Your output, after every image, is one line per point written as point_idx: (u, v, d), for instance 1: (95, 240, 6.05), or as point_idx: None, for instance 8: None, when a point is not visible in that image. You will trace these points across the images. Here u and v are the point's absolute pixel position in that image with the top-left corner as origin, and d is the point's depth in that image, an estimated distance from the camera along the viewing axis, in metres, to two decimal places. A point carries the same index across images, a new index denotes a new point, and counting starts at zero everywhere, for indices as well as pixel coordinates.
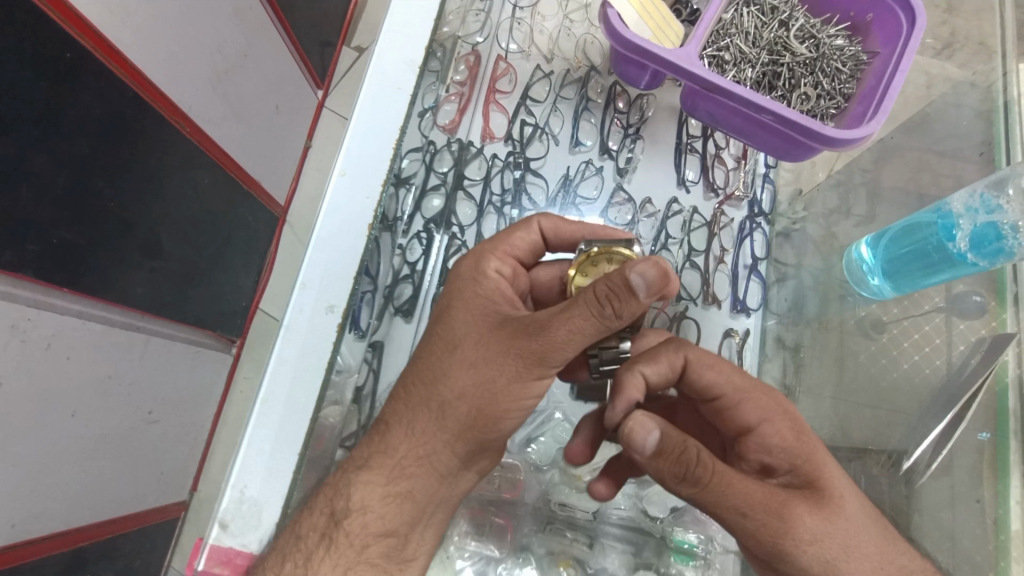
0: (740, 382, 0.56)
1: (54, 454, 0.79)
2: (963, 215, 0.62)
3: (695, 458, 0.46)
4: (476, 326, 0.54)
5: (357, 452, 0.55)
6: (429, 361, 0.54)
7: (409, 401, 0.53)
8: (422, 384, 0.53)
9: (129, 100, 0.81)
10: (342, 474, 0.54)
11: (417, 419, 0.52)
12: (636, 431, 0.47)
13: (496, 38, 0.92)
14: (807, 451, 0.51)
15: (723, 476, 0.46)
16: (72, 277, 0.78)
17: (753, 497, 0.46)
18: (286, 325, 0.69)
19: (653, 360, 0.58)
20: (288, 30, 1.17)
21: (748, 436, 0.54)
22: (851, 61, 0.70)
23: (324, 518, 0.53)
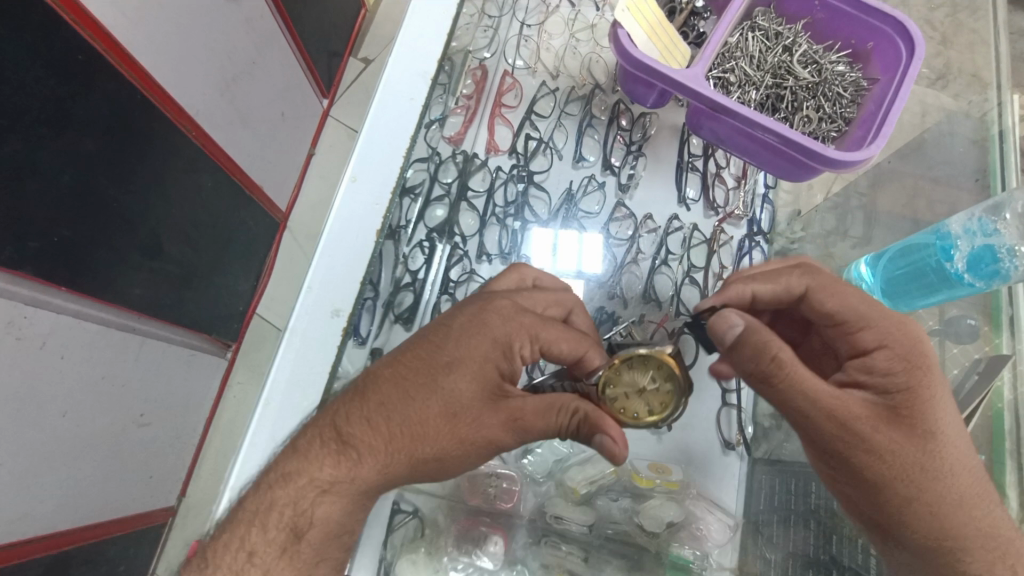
0: (866, 306, 0.54)
1: (42, 454, 0.79)
2: (961, 237, 0.63)
3: (778, 352, 0.49)
4: (466, 343, 0.54)
5: (326, 464, 0.51)
6: (416, 370, 0.53)
7: (375, 448, 0.51)
8: (406, 400, 0.52)
9: (137, 103, 0.82)
10: (310, 485, 0.50)
11: (379, 464, 0.51)
12: (727, 321, 0.51)
13: (504, 54, 0.94)
14: (912, 381, 0.51)
15: (801, 373, 0.49)
16: (71, 276, 0.78)
17: (830, 397, 0.49)
18: (291, 328, 0.68)
19: (772, 280, 0.58)
20: (297, 39, 1.19)
21: (857, 358, 0.54)
22: (851, 87, 0.73)
23: (289, 519, 0.51)
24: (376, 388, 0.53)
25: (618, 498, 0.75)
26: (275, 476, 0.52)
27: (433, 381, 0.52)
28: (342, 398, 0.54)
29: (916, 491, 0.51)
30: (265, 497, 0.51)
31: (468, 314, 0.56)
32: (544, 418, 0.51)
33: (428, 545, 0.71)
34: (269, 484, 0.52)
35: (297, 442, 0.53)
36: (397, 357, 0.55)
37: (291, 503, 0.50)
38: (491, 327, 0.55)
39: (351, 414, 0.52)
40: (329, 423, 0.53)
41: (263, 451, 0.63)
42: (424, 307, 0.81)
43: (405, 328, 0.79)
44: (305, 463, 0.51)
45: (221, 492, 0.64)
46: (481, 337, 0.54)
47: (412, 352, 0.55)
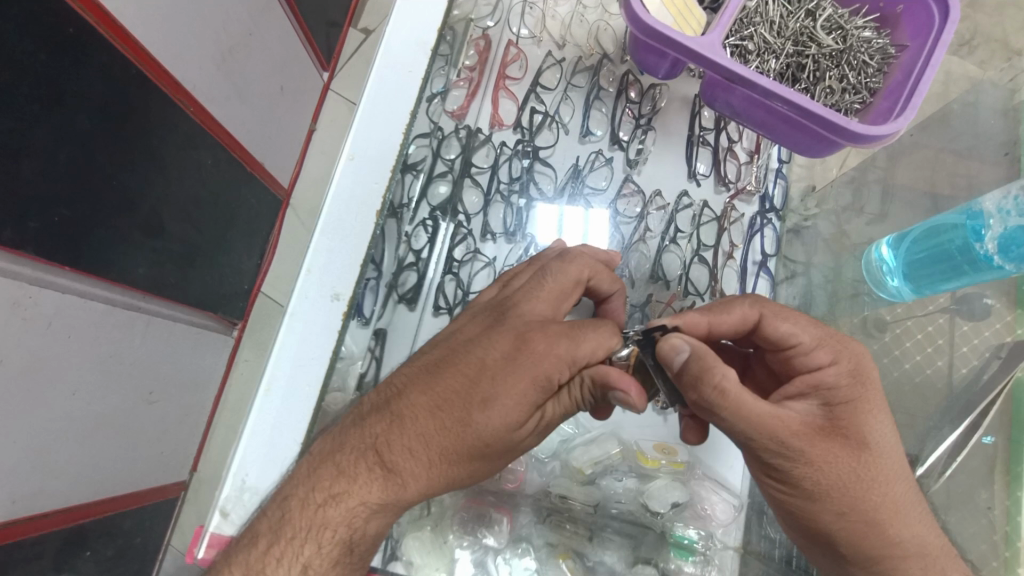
0: (818, 331, 0.54)
1: (55, 433, 0.79)
2: (994, 216, 0.60)
3: (724, 374, 0.47)
4: (501, 377, 0.50)
5: (372, 489, 0.49)
6: (454, 398, 0.50)
7: (427, 465, 0.49)
8: (445, 431, 0.49)
9: (133, 77, 0.79)
10: (360, 507, 0.49)
11: (427, 479, 0.50)
12: (674, 346, 0.50)
13: (507, 23, 0.90)
14: (861, 397, 0.50)
15: (749, 404, 0.47)
16: (75, 255, 0.77)
17: (771, 414, 0.48)
18: (291, 311, 0.68)
19: (728, 310, 0.55)
20: (294, 9, 1.15)
21: (812, 374, 0.52)
22: (879, 54, 0.69)
23: (343, 536, 0.49)
24: (415, 416, 0.50)
25: (623, 478, 0.74)
26: (319, 498, 0.49)
27: (470, 411, 0.49)
28: (378, 421, 0.51)
29: (856, 502, 0.48)
30: (310, 519, 0.49)
31: (502, 345, 0.52)
32: (560, 405, 0.55)
33: (433, 520, 0.71)
34: (315, 506, 0.49)
35: (334, 462, 0.50)
36: (430, 384, 0.51)
37: (341, 523, 0.49)
38: (529, 360, 0.50)
39: (392, 440, 0.49)
40: (371, 446, 0.50)
41: (266, 433, 0.64)
42: (428, 287, 0.77)
43: (409, 308, 0.77)
44: (351, 487, 0.49)
45: (223, 478, 0.64)
46: (520, 373, 0.50)
47: (444, 380, 0.51)
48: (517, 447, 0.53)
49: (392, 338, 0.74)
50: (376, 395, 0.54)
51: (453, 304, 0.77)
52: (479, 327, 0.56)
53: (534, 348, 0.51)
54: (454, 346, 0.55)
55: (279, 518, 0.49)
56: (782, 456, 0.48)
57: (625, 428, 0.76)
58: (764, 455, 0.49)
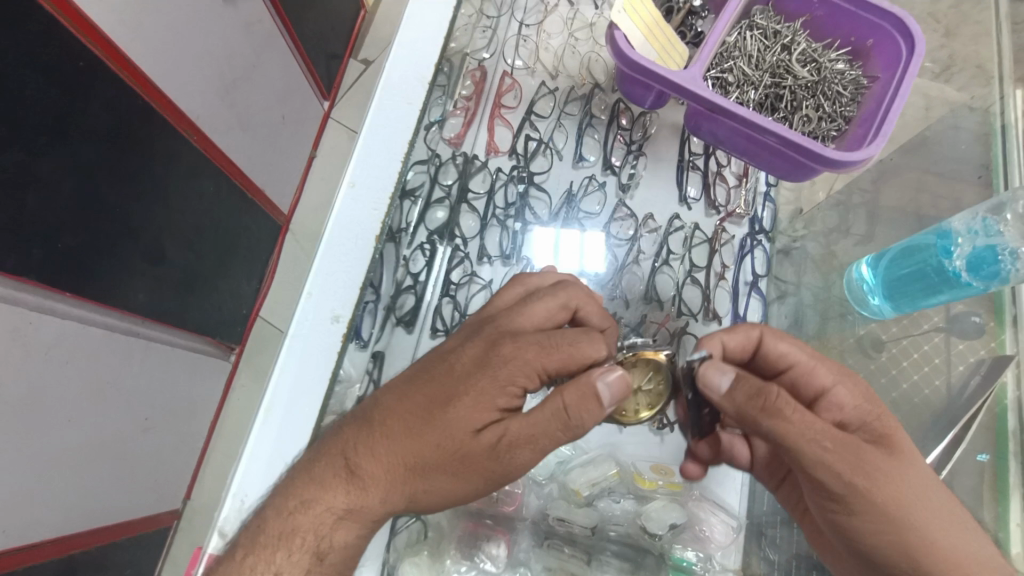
0: (808, 352, 0.57)
1: (51, 459, 0.79)
2: (963, 236, 0.63)
3: (773, 394, 0.46)
4: (468, 382, 0.51)
5: (340, 493, 0.50)
6: (421, 403, 0.51)
7: (389, 469, 0.50)
8: (410, 436, 0.50)
9: (138, 109, 0.82)
10: (328, 513, 0.50)
11: (390, 482, 0.50)
12: (710, 377, 0.48)
13: (502, 55, 0.93)
14: (879, 412, 0.51)
15: (804, 424, 0.46)
16: (76, 281, 0.79)
17: (837, 437, 0.46)
18: (291, 336, 0.70)
19: (732, 330, 0.60)
20: (296, 42, 1.19)
21: (823, 398, 0.53)
22: (851, 85, 0.72)
23: (311, 544, 0.49)
24: (383, 420, 0.51)
25: (620, 499, 0.74)
26: (292, 504, 0.50)
27: (432, 416, 0.50)
28: (353, 426, 0.52)
29: (913, 523, 0.47)
30: (282, 526, 0.50)
31: (474, 352, 0.53)
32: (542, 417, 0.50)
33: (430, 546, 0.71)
34: (287, 512, 0.50)
35: (310, 470, 0.51)
36: (404, 391, 0.52)
37: (310, 530, 0.49)
38: (496, 367, 0.51)
39: (362, 444, 0.51)
40: (344, 451, 0.51)
41: (266, 454, 0.66)
42: (426, 310, 0.79)
43: (407, 331, 0.77)
44: (320, 492, 0.50)
45: (222, 498, 0.65)
46: (485, 378, 0.51)
47: (417, 386, 0.52)
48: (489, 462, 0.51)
49: (390, 360, 0.74)
50: (357, 403, 0.55)
51: (450, 326, 0.78)
52: (459, 339, 0.56)
53: (501, 357, 0.51)
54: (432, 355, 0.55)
55: (256, 528, 0.51)
56: (851, 485, 0.46)
57: (622, 449, 0.78)
58: (831, 483, 0.47)
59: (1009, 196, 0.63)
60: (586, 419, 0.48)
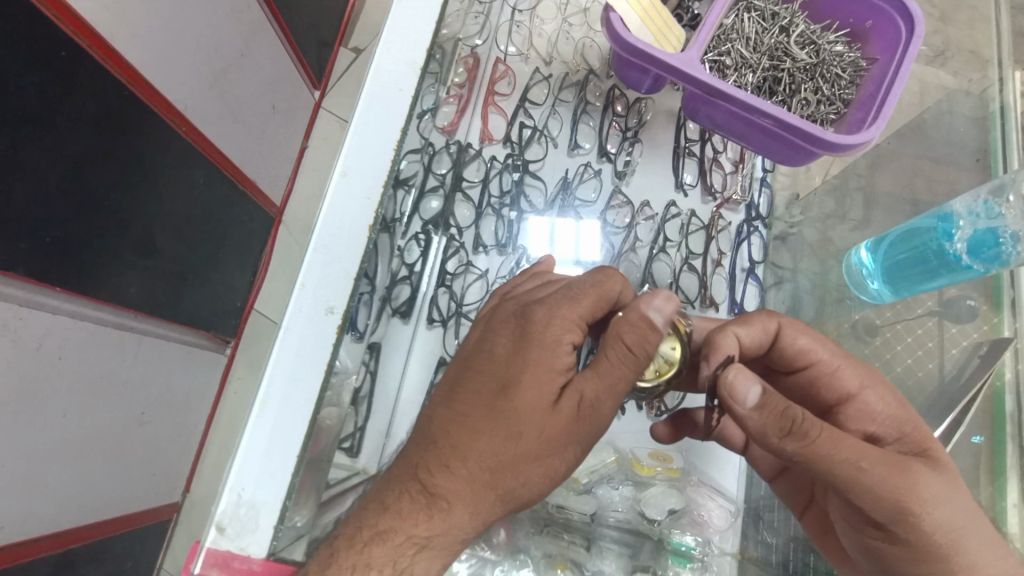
0: (831, 352, 0.56)
1: (46, 454, 0.79)
2: (964, 218, 0.63)
3: (801, 416, 0.44)
4: (516, 360, 0.49)
5: (419, 520, 0.45)
6: (477, 401, 0.48)
7: (467, 477, 0.46)
8: (480, 435, 0.47)
9: (124, 99, 0.80)
10: (408, 542, 0.45)
11: (472, 489, 0.46)
12: (736, 394, 0.45)
13: (495, 41, 0.92)
14: (912, 422, 0.51)
15: (850, 447, 0.44)
16: (66, 275, 0.78)
17: (881, 459, 0.45)
18: (285, 326, 0.63)
19: (745, 322, 0.56)
20: (285, 31, 1.17)
21: (848, 403, 0.54)
22: (851, 67, 0.71)
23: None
24: (449, 431, 0.48)
25: (619, 485, 0.75)
26: (365, 536, 0.45)
27: (495, 413, 0.47)
28: (415, 446, 0.49)
29: (965, 546, 0.46)
30: (354, 557, 0.44)
31: (507, 334, 0.51)
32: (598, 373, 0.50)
33: None
34: (361, 545, 0.45)
35: (378, 499, 0.47)
36: (453, 396, 0.50)
37: (387, 563, 0.44)
38: (537, 335, 0.50)
39: (432, 463, 0.47)
40: (412, 473, 0.47)
41: (262, 445, 0.58)
42: (422, 300, 0.80)
43: (403, 320, 0.79)
44: (398, 521, 0.45)
45: (218, 497, 0.56)
46: (532, 351, 0.49)
47: (463, 388, 0.50)
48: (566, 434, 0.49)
49: (386, 350, 0.76)
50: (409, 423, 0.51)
51: (445, 316, 0.81)
52: (479, 332, 0.56)
53: (537, 321, 0.51)
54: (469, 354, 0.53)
55: (324, 557, 0.45)
56: (899, 511, 0.45)
57: (620, 436, 0.78)
58: (874, 509, 0.46)
59: (1009, 179, 0.63)
60: (641, 351, 0.49)
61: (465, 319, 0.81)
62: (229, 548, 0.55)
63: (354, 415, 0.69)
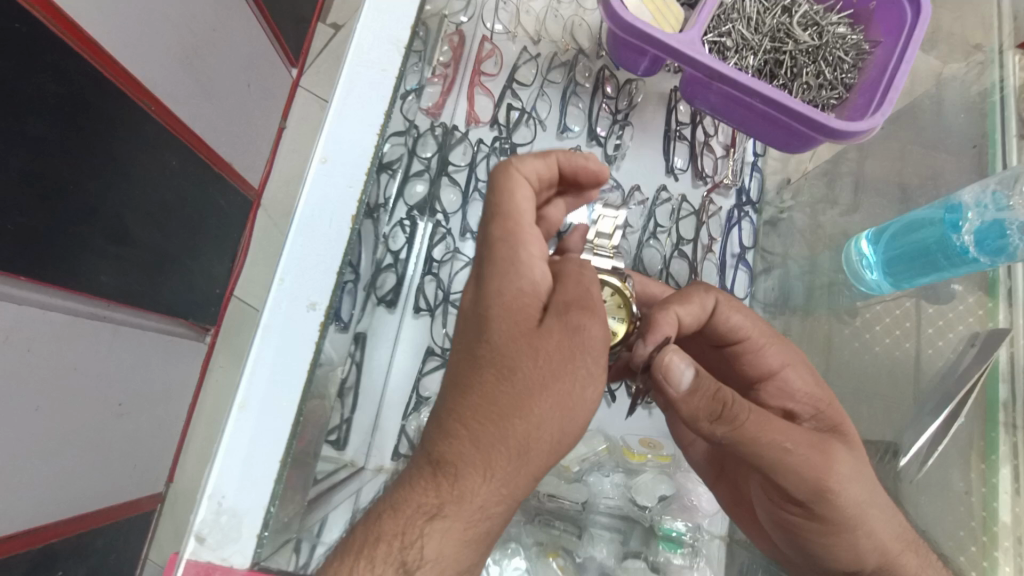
0: (761, 333, 0.58)
1: (19, 451, 0.76)
2: (972, 210, 0.62)
3: (732, 399, 0.45)
4: (483, 299, 0.43)
5: (425, 491, 0.39)
6: (460, 356, 0.43)
7: (470, 432, 0.39)
8: (470, 386, 0.41)
9: (89, 78, 0.75)
10: (416, 516, 0.39)
11: (480, 444, 0.39)
12: (671, 375, 0.44)
13: (481, 18, 0.87)
14: (826, 398, 0.54)
15: (772, 431, 0.46)
16: (32, 265, 0.74)
17: (805, 442, 0.47)
18: (264, 325, 0.61)
19: (687, 300, 0.55)
20: (259, 4, 1.11)
21: (769, 381, 0.57)
22: (853, 50, 0.70)
23: (396, 559, 0.38)
24: (442, 398, 0.42)
25: (610, 473, 0.75)
26: (377, 513, 0.41)
27: (478, 359, 0.41)
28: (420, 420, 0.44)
29: (872, 521, 0.50)
30: (361, 541, 0.40)
31: (470, 286, 0.45)
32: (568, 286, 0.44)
33: None
34: (369, 526, 0.40)
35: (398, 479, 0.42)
36: (444, 360, 0.45)
37: (394, 538, 0.39)
38: (493, 269, 0.43)
39: (431, 432, 0.41)
40: (419, 446, 0.42)
41: (244, 451, 0.56)
42: (408, 287, 0.79)
43: (388, 310, 0.78)
44: (403, 498, 0.40)
45: (197, 502, 0.54)
46: (500, 284, 0.43)
47: (450, 349, 0.44)
48: (569, 359, 0.41)
49: (372, 341, 0.74)
50: None
51: (433, 304, 0.79)
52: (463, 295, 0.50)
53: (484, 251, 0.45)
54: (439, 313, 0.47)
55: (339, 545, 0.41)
56: (817, 491, 0.48)
57: (610, 424, 0.78)
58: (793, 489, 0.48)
59: (1017, 168, 0.61)
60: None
61: (452, 308, 0.79)
62: (210, 558, 0.54)
63: (340, 407, 0.68)
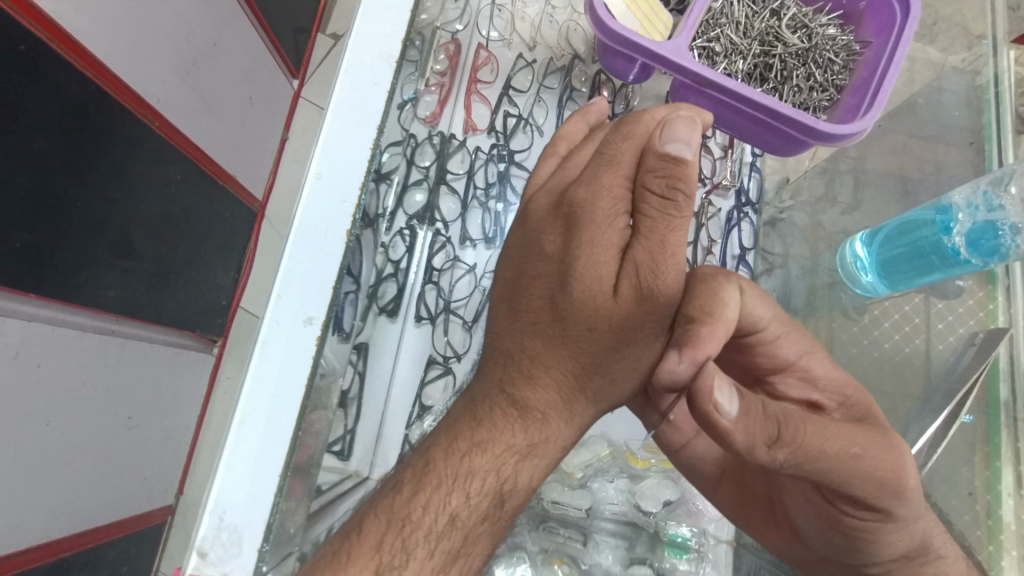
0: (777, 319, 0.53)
1: (30, 465, 0.77)
2: (963, 211, 0.62)
3: (781, 418, 0.42)
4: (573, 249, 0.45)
5: (514, 431, 0.47)
6: (544, 306, 0.47)
7: (556, 377, 0.47)
8: (560, 336, 0.46)
9: (92, 95, 0.76)
10: (506, 453, 0.47)
11: (562, 385, 0.47)
12: (721, 408, 0.40)
13: (476, 26, 0.88)
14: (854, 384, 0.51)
15: (823, 443, 0.42)
16: (40, 281, 0.75)
17: (864, 443, 0.44)
18: (262, 339, 0.62)
19: (710, 294, 0.45)
20: (259, 17, 1.13)
21: (788, 371, 0.54)
22: (844, 51, 0.70)
23: (492, 486, 0.46)
24: (524, 345, 0.48)
25: (614, 479, 0.75)
26: (463, 447, 0.47)
27: (564, 313, 0.46)
28: (495, 365, 0.50)
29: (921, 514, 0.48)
30: (456, 467, 0.46)
31: (554, 231, 0.47)
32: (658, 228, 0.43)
33: None
34: (459, 456, 0.46)
35: (473, 415, 0.48)
36: (518, 306, 0.49)
37: (489, 472, 0.46)
38: (587, 218, 0.44)
39: (515, 377, 0.48)
40: (501, 390, 0.48)
41: (246, 466, 0.58)
42: (409, 296, 0.78)
43: (390, 319, 0.77)
44: (493, 434, 0.47)
45: (198, 517, 0.56)
46: (591, 232, 0.44)
47: (529, 296, 0.48)
48: (653, 318, 0.45)
49: (375, 350, 0.75)
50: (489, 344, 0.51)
51: (433, 313, 0.79)
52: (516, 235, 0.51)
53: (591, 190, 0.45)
54: (507, 267, 0.51)
55: (422, 467, 0.47)
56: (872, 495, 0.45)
57: (613, 428, 0.75)
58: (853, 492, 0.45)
59: (1012, 168, 0.61)
60: (679, 196, 0.42)
61: (454, 316, 0.79)
62: (212, 572, 0.56)
63: (344, 417, 0.70)
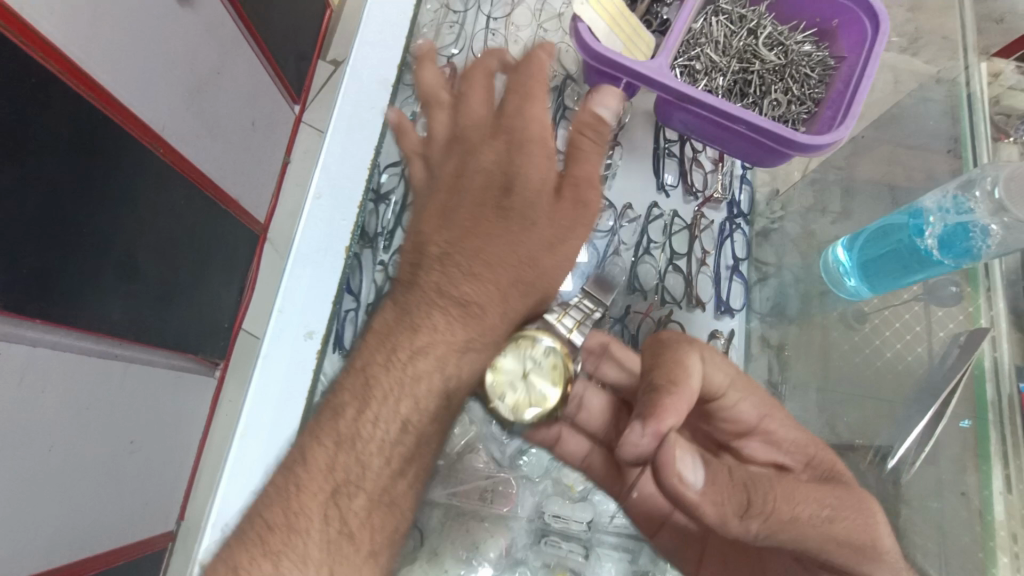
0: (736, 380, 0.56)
1: (33, 488, 0.77)
2: (934, 214, 0.63)
3: (750, 484, 0.44)
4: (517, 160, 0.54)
5: (456, 329, 0.52)
6: (481, 202, 0.54)
7: (490, 266, 0.52)
8: (508, 250, 0.53)
9: (99, 124, 0.79)
10: (446, 355, 0.51)
11: (500, 280, 0.52)
12: (685, 480, 0.42)
13: (471, 49, 0.91)
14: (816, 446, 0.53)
15: (793, 506, 0.43)
16: (45, 305, 0.76)
17: (831, 497, 0.46)
18: (265, 354, 0.67)
19: (680, 364, 0.49)
20: (261, 47, 1.17)
21: (750, 437, 0.57)
22: (819, 66, 0.72)
23: (437, 386, 0.51)
24: (462, 257, 0.53)
25: None
26: (404, 354, 0.51)
27: (507, 215, 0.53)
28: (430, 271, 0.53)
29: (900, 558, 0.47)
30: (399, 376, 0.50)
31: (493, 151, 0.55)
32: None
33: (427, 555, 0.70)
34: (400, 366, 0.50)
35: (409, 324, 0.52)
36: (451, 220, 0.55)
37: (432, 374, 0.51)
38: (520, 142, 0.54)
39: (452, 279, 0.52)
40: (435, 292, 0.52)
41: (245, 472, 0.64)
42: None
43: None
44: (433, 338, 0.51)
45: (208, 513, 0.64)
46: (530, 149, 0.54)
47: (480, 222, 0.53)
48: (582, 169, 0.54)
49: None
50: (419, 257, 0.55)
51: None
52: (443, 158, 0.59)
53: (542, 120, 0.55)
54: (448, 170, 0.58)
55: (363, 388, 0.50)
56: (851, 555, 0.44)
57: None
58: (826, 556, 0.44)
59: (979, 173, 0.64)
60: None
61: None
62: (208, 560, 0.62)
63: None
